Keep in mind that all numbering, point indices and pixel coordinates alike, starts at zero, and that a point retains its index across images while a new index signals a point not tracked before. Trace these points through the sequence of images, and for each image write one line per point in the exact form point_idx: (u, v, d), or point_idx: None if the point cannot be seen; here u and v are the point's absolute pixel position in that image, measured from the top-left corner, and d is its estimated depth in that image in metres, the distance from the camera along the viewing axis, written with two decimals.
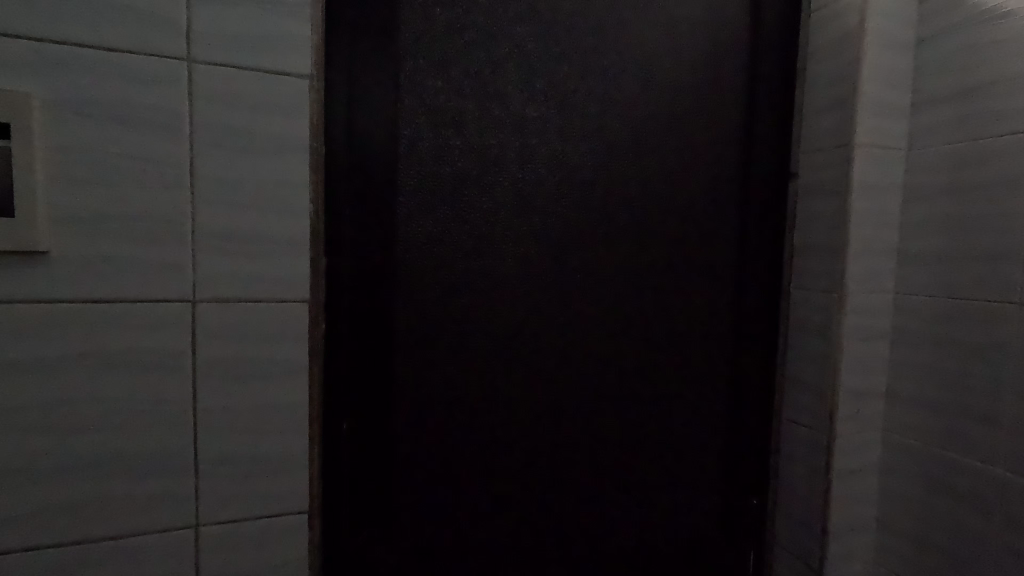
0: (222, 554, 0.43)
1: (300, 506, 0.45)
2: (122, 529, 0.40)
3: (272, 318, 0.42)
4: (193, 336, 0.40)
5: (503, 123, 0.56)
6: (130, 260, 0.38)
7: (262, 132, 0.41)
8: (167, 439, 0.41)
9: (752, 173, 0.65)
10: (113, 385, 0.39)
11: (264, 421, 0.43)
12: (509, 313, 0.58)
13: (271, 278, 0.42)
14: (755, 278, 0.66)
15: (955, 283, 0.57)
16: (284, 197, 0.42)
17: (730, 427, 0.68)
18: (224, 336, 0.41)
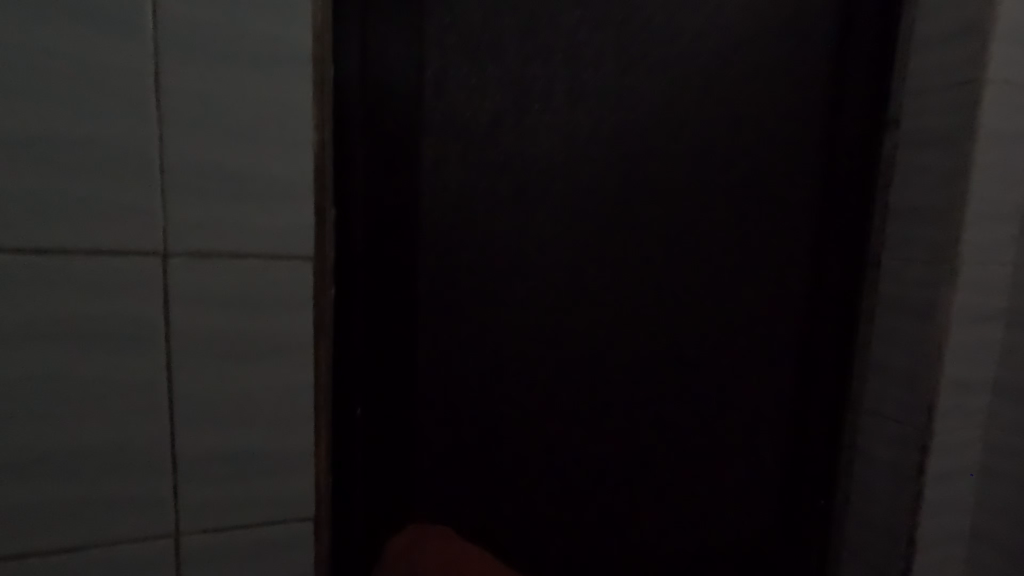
0: (208, 574, 0.33)
1: (302, 515, 0.35)
2: (76, 547, 0.31)
3: (267, 275, 0.32)
4: (166, 299, 0.30)
5: (552, 50, 0.46)
6: (72, 192, 0.28)
7: (253, 22, 0.30)
8: (134, 433, 0.31)
9: (841, 120, 0.54)
10: (59, 361, 0.29)
11: (261, 411, 0.33)
12: (552, 280, 0.49)
13: (266, 225, 0.31)
14: (836, 245, 0.56)
15: None
16: (284, 117, 0.31)
17: (796, 415, 0.59)
18: (206, 297, 0.31)
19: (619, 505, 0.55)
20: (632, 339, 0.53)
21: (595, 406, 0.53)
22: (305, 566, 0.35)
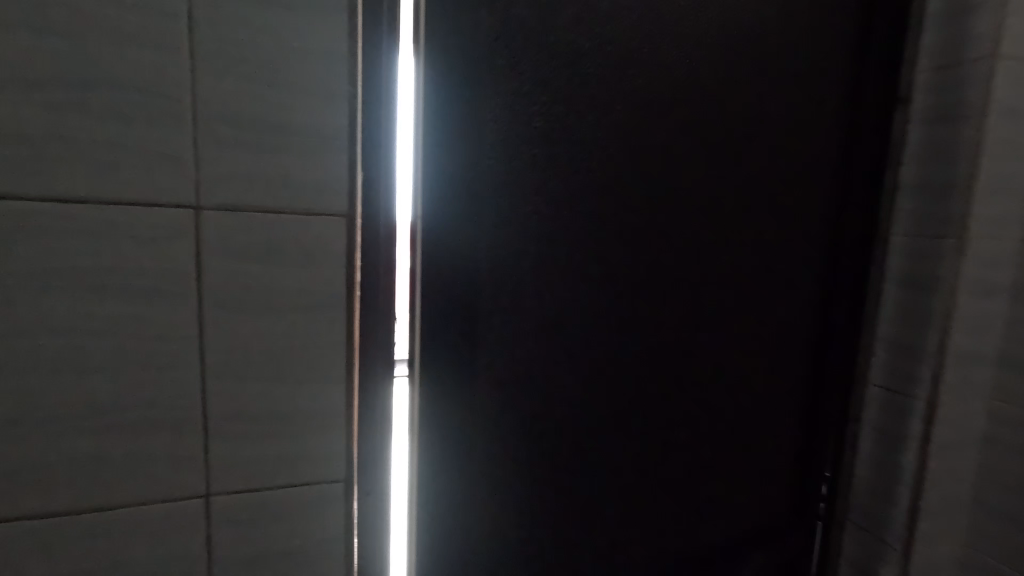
0: (238, 530, 0.33)
1: (331, 471, 0.35)
2: (107, 499, 0.30)
3: (302, 230, 0.32)
4: (201, 251, 0.30)
5: None
6: (110, 142, 0.28)
7: None
8: (166, 388, 0.31)
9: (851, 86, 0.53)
10: (97, 312, 0.29)
11: (294, 366, 0.33)
12: None
13: (299, 180, 0.31)
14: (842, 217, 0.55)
15: None
16: (318, 69, 0.31)
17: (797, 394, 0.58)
18: (241, 251, 0.31)
19: (675, 537, 0.51)
20: (677, 351, 0.47)
21: (646, 433, 0.48)
22: (335, 520, 0.35)
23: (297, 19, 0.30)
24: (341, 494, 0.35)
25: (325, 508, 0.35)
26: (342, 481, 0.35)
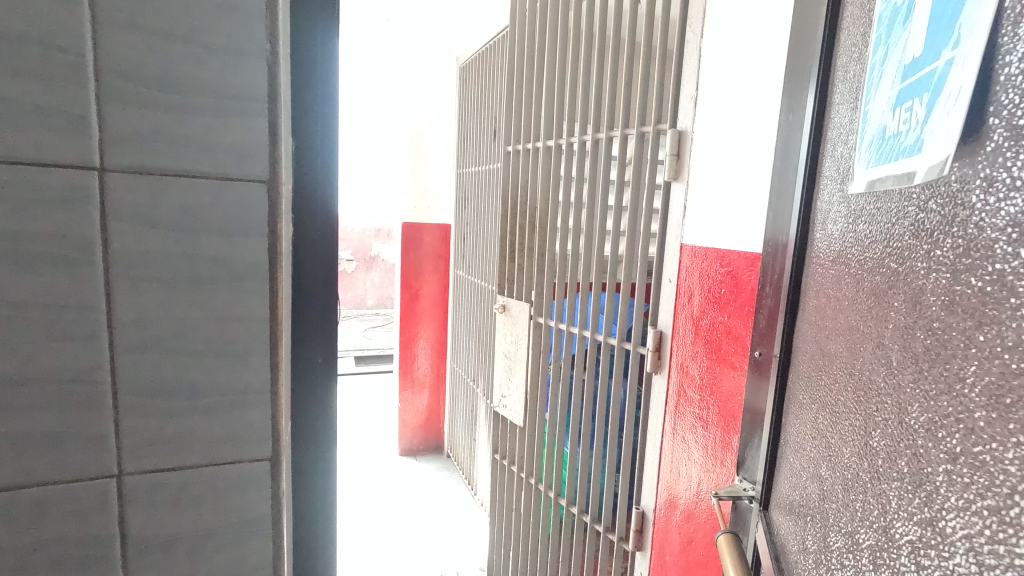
0: (143, 422, 0.46)
1: (222, 393, 0.48)
2: (34, 389, 0.42)
3: (192, 216, 0.45)
4: (98, 220, 0.42)
5: None
6: (26, 136, 0.40)
7: (187, 42, 0.43)
8: (85, 314, 0.43)
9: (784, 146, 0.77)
10: (30, 250, 0.41)
11: (187, 304, 0.45)
12: None
13: (189, 179, 0.44)
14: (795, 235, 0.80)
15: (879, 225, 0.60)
16: (205, 105, 0.44)
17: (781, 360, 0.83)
18: (137, 221, 0.43)
19: None
20: None
21: None
22: (221, 428, 0.48)
23: (188, 77, 0.43)
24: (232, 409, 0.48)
25: (219, 419, 0.48)
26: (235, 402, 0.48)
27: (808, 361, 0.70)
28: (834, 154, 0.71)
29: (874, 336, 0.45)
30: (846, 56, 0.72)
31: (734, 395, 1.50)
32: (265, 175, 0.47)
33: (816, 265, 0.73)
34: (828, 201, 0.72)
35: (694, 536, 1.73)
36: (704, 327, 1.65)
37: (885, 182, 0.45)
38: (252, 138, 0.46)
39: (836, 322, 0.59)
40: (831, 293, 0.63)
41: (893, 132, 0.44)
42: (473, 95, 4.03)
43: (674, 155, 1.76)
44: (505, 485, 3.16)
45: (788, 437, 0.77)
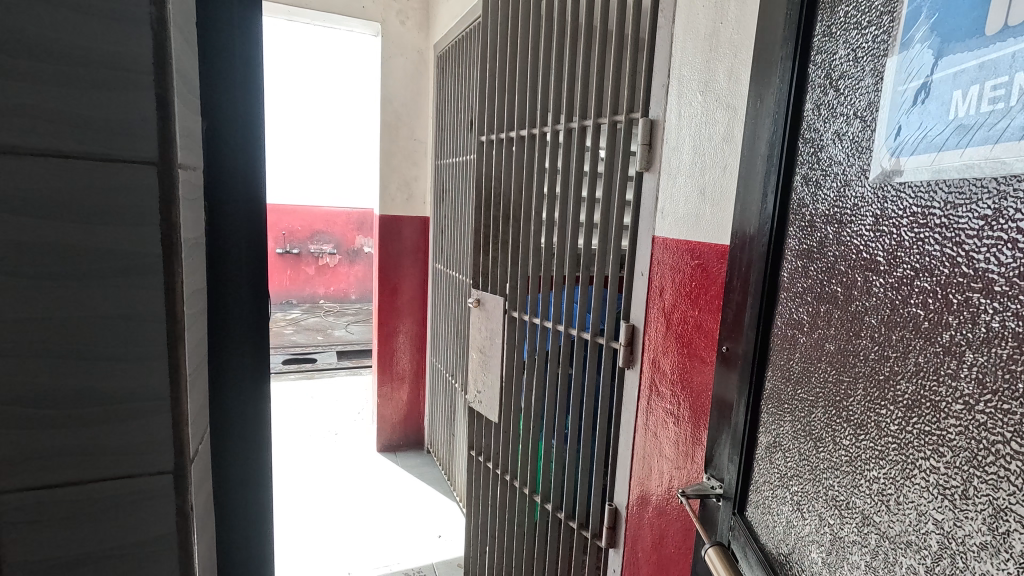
0: None
1: (99, 418, 0.55)
2: None
3: (73, 270, 0.52)
4: None
5: None
6: None
7: (97, 129, 0.51)
8: None
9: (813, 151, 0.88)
10: None
11: None
12: None
13: (68, 241, 0.51)
14: (808, 228, 0.91)
15: (887, 220, 0.71)
16: (82, 178, 0.51)
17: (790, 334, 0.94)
18: None
19: None
20: None
21: None
22: (94, 453, 0.55)
23: (76, 153, 0.50)
24: (139, 427, 0.56)
25: (107, 442, 0.55)
26: (145, 420, 0.56)
27: (831, 346, 0.82)
28: (826, 170, 0.87)
29: (1010, 344, 0.54)
30: (824, 89, 0.89)
31: (703, 388, 1.65)
32: (155, 153, 0.53)
33: (821, 265, 0.87)
34: (824, 209, 0.86)
35: (665, 532, 1.84)
36: (675, 322, 1.81)
37: (998, 176, 0.55)
38: (141, 114, 0.52)
39: (896, 321, 0.69)
40: (867, 293, 0.75)
41: (1009, 109, 0.54)
42: (457, 89, 4.03)
43: (646, 143, 1.97)
44: (481, 483, 3.18)
45: (803, 413, 0.89)
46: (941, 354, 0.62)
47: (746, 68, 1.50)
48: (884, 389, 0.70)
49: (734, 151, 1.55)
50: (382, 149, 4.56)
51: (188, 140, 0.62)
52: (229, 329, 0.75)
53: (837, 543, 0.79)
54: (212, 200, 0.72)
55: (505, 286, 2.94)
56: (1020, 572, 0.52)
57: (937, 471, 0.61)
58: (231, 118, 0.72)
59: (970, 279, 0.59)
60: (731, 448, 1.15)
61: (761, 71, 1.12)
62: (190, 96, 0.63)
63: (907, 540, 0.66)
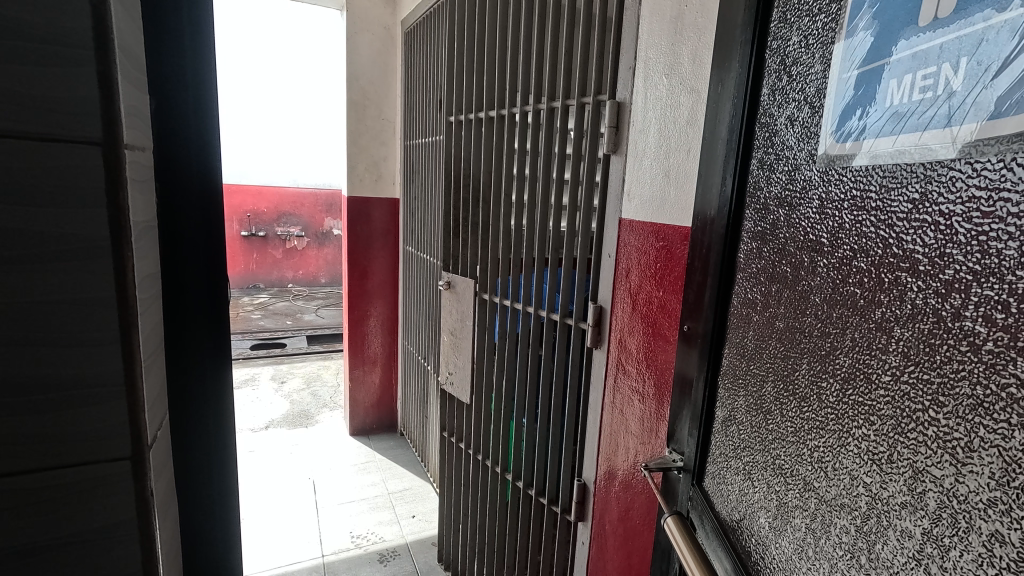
0: None
1: (46, 419, 0.51)
2: None
3: (15, 261, 0.48)
4: None
5: None
6: None
7: (34, 106, 0.47)
8: None
9: (776, 135, 0.95)
10: None
11: None
12: None
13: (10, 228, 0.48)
14: (764, 210, 0.97)
15: (831, 201, 0.78)
16: (21, 160, 0.47)
17: (748, 308, 1.01)
18: None
19: None
20: None
21: None
22: (42, 455, 0.51)
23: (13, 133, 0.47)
24: (89, 428, 0.52)
25: (56, 444, 0.52)
26: (95, 421, 0.52)
27: (782, 324, 0.89)
28: (781, 155, 0.93)
29: (931, 320, 0.61)
30: (779, 75, 0.95)
31: (666, 366, 1.73)
32: (100, 133, 0.49)
33: (774, 246, 0.94)
34: (777, 191, 0.93)
35: (631, 507, 1.94)
36: (641, 303, 1.88)
37: (924, 161, 0.62)
38: (84, 91, 0.48)
39: (838, 299, 0.76)
40: (813, 273, 0.81)
41: (937, 97, 0.60)
42: (425, 68, 3.97)
43: (613, 126, 2.02)
44: (454, 464, 3.24)
45: (755, 387, 0.96)
46: (874, 330, 0.69)
47: (709, 54, 1.55)
48: (825, 364, 0.77)
49: (697, 135, 1.60)
50: (349, 129, 4.47)
51: (135, 120, 0.61)
52: (186, 312, 0.75)
53: (783, 508, 0.87)
54: (164, 182, 0.71)
55: (475, 268, 2.96)
56: (932, 526, 0.60)
57: (870, 439, 0.69)
58: (182, 98, 0.71)
59: (898, 260, 0.66)
60: (690, 423, 1.24)
61: (724, 55, 1.17)
62: (135, 72, 0.61)
63: (843, 502, 0.74)
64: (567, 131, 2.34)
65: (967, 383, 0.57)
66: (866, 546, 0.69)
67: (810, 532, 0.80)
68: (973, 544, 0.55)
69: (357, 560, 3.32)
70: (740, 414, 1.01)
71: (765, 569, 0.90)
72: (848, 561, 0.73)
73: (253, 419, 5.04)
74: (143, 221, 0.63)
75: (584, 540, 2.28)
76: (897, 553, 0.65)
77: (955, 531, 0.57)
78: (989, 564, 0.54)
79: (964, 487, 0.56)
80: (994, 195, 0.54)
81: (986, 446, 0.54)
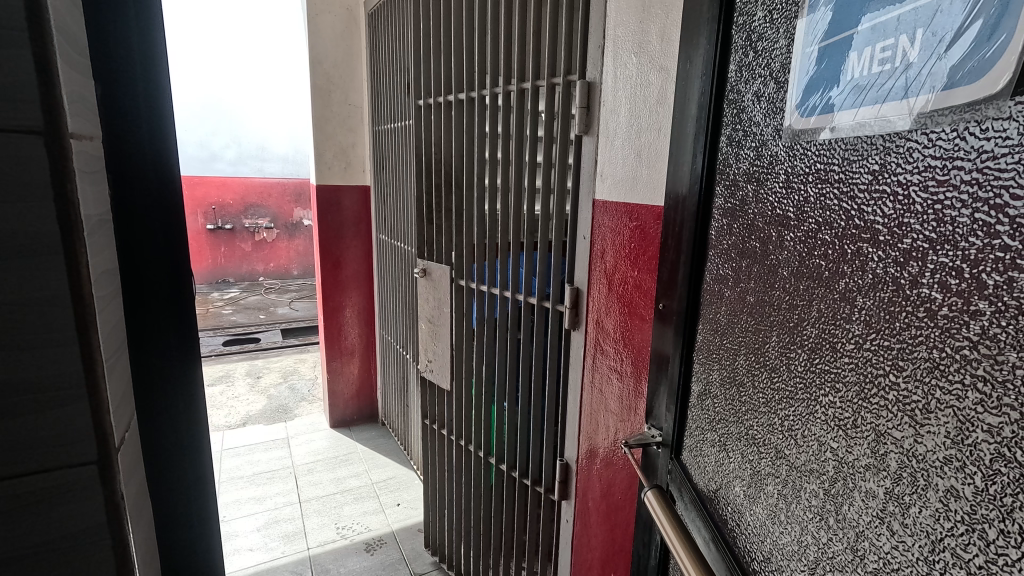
0: None
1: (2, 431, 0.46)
2: None
3: None
4: None
5: None
6: None
7: None
8: None
9: (744, 111, 0.94)
10: None
11: None
12: None
13: None
14: (734, 186, 0.97)
15: (796, 176, 0.78)
16: None
17: (721, 283, 1.02)
18: None
19: None
20: None
21: None
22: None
23: None
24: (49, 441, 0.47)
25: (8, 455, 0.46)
26: (52, 433, 0.47)
27: (752, 298, 0.90)
28: (748, 131, 0.93)
29: (891, 288, 0.61)
30: (745, 51, 0.94)
31: (643, 344, 1.74)
32: (41, 122, 0.43)
33: (743, 222, 0.94)
34: (746, 167, 0.93)
35: (612, 484, 1.98)
36: (617, 284, 1.89)
37: (883, 133, 0.61)
38: (19, 76, 0.42)
39: (804, 271, 0.76)
40: (781, 247, 0.82)
41: (895, 70, 0.60)
42: (392, 50, 3.86)
43: (583, 107, 2.00)
44: (436, 451, 3.23)
45: (729, 360, 0.97)
46: (838, 300, 0.69)
47: (676, 28, 1.54)
48: (794, 335, 0.78)
49: (667, 114, 1.59)
50: (315, 116, 4.33)
51: (80, 106, 0.55)
52: (144, 309, 0.70)
53: (756, 476, 0.88)
54: (115, 172, 0.66)
55: (450, 255, 2.92)
56: (893, 485, 0.60)
57: (835, 405, 0.69)
58: (131, 83, 0.65)
59: (861, 232, 0.66)
60: (668, 399, 1.26)
61: (692, 33, 1.16)
62: (77, 55, 0.56)
63: (812, 467, 0.74)
64: (537, 112, 2.31)
65: (924, 346, 0.56)
66: (834, 508, 0.70)
67: (782, 498, 0.81)
68: (931, 500, 0.56)
69: (343, 551, 3.31)
70: (716, 387, 1.03)
71: (742, 536, 0.92)
72: (816, 523, 0.74)
73: (229, 416, 4.92)
74: (95, 214, 0.58)
75: (568, 518, 2.31)
76: (862, 512, 0.65)
77: (914, 489, 0.57)
78: (946, 519, 0.54)
79: (922, 446, 0.56)
80: (948, 164, 0.53)
81: (942, 407, 0.54)
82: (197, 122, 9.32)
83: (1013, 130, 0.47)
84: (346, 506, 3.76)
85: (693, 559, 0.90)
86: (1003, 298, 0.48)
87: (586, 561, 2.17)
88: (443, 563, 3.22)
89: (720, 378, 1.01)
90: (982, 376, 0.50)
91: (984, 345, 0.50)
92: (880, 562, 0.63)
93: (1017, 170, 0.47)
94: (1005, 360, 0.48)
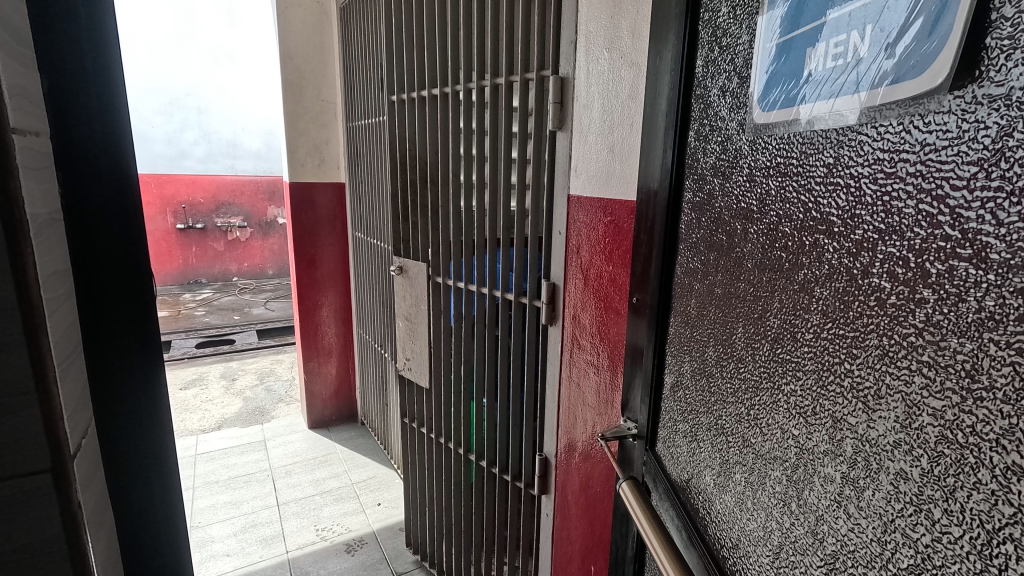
0: None
1: None
2: None
3: None
4: None
5: None
6: None
7: None
8: None
9: (711, 106, 0.98)
10: None
11: None
12: None
13: None
14: (702, 180, 1.01)
15: (760, 168, 0.81)
16: None
17: (692, 275, 1.05)
18: None
19: None
20: None
21: None
22: None
23: None
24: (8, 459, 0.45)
25: None
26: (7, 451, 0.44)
27: (720, 290, 0.94)
28: (714, 125, 0.96)
29: (846, 278, 0.64)
30: (711, 47, 0.98)
31: (619, 336, 1.78)
32: None
33: (710, 215, 0.97)
34: (712, 161, 0.97)
35: (592, 475, 2.01)
36: (592, 279, 1.93)
37: (837, 127, 0.65)
38: None
39: (767, 263, 0.79)
40: (745, 239, 0.85)
41: (848, 65, 0.63)
42: (365, 46, 3.81)
43: (556, 102, 2.02)
44: (416, 449, 3.23)
45: (700, 351, 1.01)
46: (798, 291, 0.73)
47: (646, 24, 1.56)
48: (759, 326, 0.81)
49: (638, 109, 1.63)
50: (286, 112, 4.25)
51: (23, 102, 0.50)
52: (108, 308, 0.66)
53: (725, 464, 0.92)
54: (67, 171, 0.61)
55: (427, 252, 2.92)
56: (849, 469, 0.64)
57: (797, 394, 0.73)
58: (84, 75, 0.61)
59: (817, 223, 0.69)
60: (643, 389, 1.30)
61: (662, 31, 1.19)
62: (22, 47, 0.51)
63: (776, 454, 0.78)
64: (512, 108, 2.32)
65: (875, 335, 0.59)
66: (796, 493, 0.74)
67: (748, 485, 0.85)
68: (883, 482, 0.59)
69: (323, 552, 3.29)
70: (689, 374, 1.06)
71: (712, 523, 0.96)
72: (781, 508, 0.77)
73: (204, 420, 4.83)
74: (44, 211, 0.54)
75: (548, 512, 2.34)
76: (821, 496, 0.69)
77: (868, 472, 0.61)
78: (896, 501, 0.57)
79: (874, 431, 0.60)
80: (895, 157, 0.57)
81: (892, 393, 0.57)
82: (163, 120, 9.03)
83: (954, 123, 0.50)
84: (326, 507, 3.73)
85: (666, 550, 0.93)
86: (944, 286, 0.52)
87: (567, 553, 2.20)
88: (425, 561, 3.22)
89: (692, 364, 1.04)
90: (927, 362, 0.53)
91: (928, 332, 0.53)
92: (838, 544, 0.66)
93: (958, 160, 0.50)
94: (947, 346, 0.51)
